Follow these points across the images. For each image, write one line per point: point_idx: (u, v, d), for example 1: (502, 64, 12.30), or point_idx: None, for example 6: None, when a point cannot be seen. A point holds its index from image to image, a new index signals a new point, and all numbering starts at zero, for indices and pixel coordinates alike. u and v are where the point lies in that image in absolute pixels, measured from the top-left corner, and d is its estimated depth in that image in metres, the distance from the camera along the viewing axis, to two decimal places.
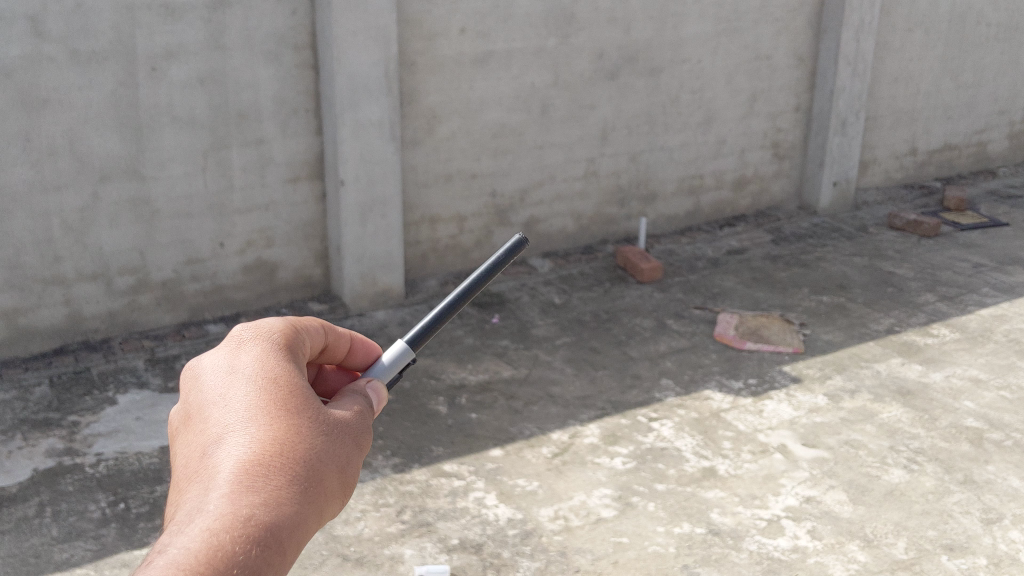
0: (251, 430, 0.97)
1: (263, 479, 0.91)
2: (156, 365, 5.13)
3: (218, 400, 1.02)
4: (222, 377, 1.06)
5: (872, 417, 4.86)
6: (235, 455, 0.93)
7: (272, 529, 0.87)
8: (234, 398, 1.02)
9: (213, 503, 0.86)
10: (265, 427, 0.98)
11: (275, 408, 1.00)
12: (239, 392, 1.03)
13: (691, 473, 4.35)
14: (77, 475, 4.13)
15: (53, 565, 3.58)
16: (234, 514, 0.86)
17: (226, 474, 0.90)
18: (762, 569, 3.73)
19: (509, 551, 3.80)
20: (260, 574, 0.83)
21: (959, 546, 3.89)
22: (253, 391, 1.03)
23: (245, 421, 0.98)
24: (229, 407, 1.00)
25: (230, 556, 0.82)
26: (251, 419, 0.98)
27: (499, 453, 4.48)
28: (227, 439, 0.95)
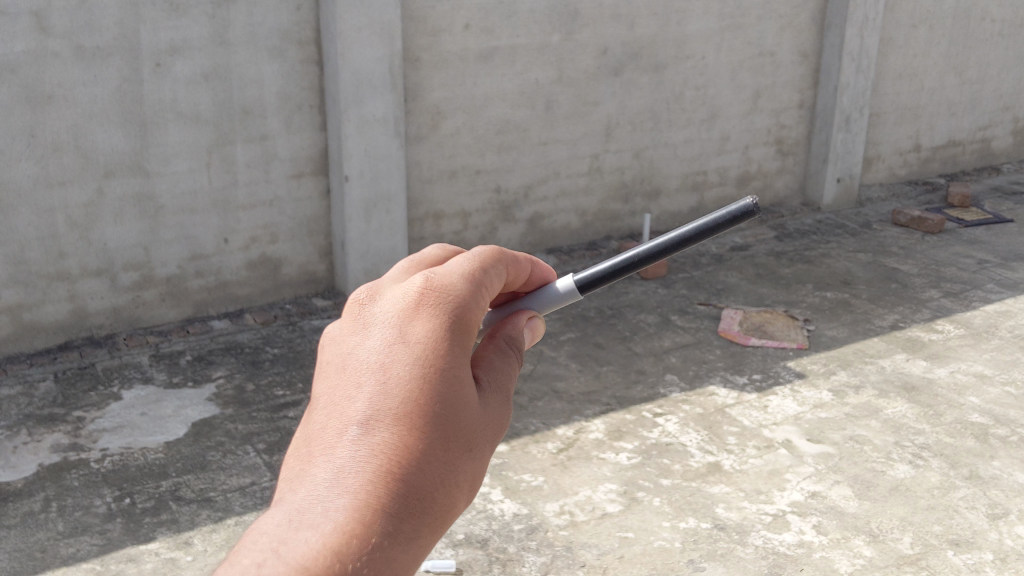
0: (389, 395, 0.99)
1: (405, 429, 0.97)
2: (161, 360, 5.13)
3: (379, 334, 1.05)
4: (398, 296, 1.09)
5: (877, 413, 4.86)
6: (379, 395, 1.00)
7: (395, 507, 0.92)
8: (390, 338, 1.04)
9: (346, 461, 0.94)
10: (406, 386, 1.00)
11: (427, 360, 1.02)
12: (396, 331, 1.04)
13: (696, 468, 4.35)
14: (82, 470, 4.13)
15: (59, 561, 3.57)
16: (338, 534, 0.88)
17: (367, 427, 0.97)
18: (768, 564, 3.72)
19: (515, 546, 3.79)
20: (377, 556, 0.89)
21: (965, 542, 3.88)
22: (424, 328, 1.05)
23: (382, 383, 1.01)
24: (383, 356, 1.03)
25: (347, 545, 0.87)
26: (396, 378, 1.01)
27: (504, 448, 4.48)
28: (378, 382, 1.01)
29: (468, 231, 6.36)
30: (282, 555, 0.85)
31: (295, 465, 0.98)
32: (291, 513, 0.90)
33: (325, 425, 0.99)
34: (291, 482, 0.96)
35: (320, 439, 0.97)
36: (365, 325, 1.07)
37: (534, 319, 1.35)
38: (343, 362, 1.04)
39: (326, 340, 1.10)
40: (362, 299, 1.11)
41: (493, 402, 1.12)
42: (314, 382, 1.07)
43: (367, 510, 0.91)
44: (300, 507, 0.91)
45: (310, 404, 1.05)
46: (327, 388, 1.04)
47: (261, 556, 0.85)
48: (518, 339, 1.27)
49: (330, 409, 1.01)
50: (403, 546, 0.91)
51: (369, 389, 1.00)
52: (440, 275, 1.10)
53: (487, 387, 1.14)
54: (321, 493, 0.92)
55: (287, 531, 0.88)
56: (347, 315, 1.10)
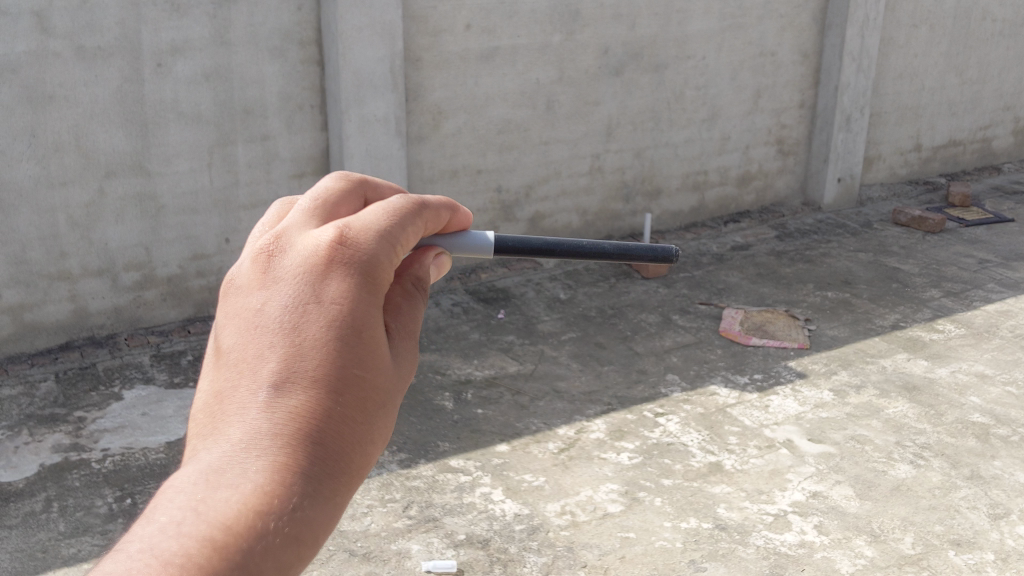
0: (304, 355, 0.99)
1: (319, 390, 0.98)
2: (162, 360, 5.13)
3: (291, 289, 1.03)
4: (308, 248, 1.06)
5: (878, 412, 4.86)
6: (291, 356, 0.99)
7: (309, 472, 0.94)
8: (302, 295, 1.02)
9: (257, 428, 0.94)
10: (321, 346, 0.99)
11: (341, 318, 1.01)
12: (308, 288, 1.02)
13: (697, 468, 4.35)
14: (83, 470, 4.12)
15: (60, 561, 3.56)
16: (257, 497, 0.89)
17: (275, 392, 0.96)
18: (769, 564, 3.72)
19: (516, 547, 3.79)
20: (292, 519, 0.90)
21: (966, 542, 3.88)
22: (339, 284, 1.03)
23: (296, 341, 1.00)
24: (295, 313, 1.01)
25: (264, 509, 0.89)
26: (309, 336, 1.00)
27: (505, 448, 4.48)
28: (288, 340, 1.00)
29: None
30: (201, 513, 0.87)
31: (207, 422, 0.98)
32: (206, 474, 0.91)
33: (236, 383, 0.99)
34: (203, 441, 0.96)
35: (233, 400, 0.97)
36: (274, 278, 1.04)
37: (442, 256, 1.31)
38: (250, 317, 1.02)
39: (230, 287, 1.08)
40: (267, 248, 1.07)
41: (404, 352, 1.12)
42: (217, 333, 1.06)
43: (285, 474, 0.92)
44: (216, 469, 0.91)
45: (216, 357, 1.04)
46: (236, 342, 1.03)
47: (180, 514, 0.86)
48: (424, 280, 1.24)
49: (242, 367, 1.00)
50: (321, 507, 0.93)
51: (279, 346, 0.99)
52: (356, 229, 1.06)
53: (401, 333, 1.13)
54: (240, 456, 0.92)
55: (205, 491, 0.89)
56: (252, 264, 1.07)
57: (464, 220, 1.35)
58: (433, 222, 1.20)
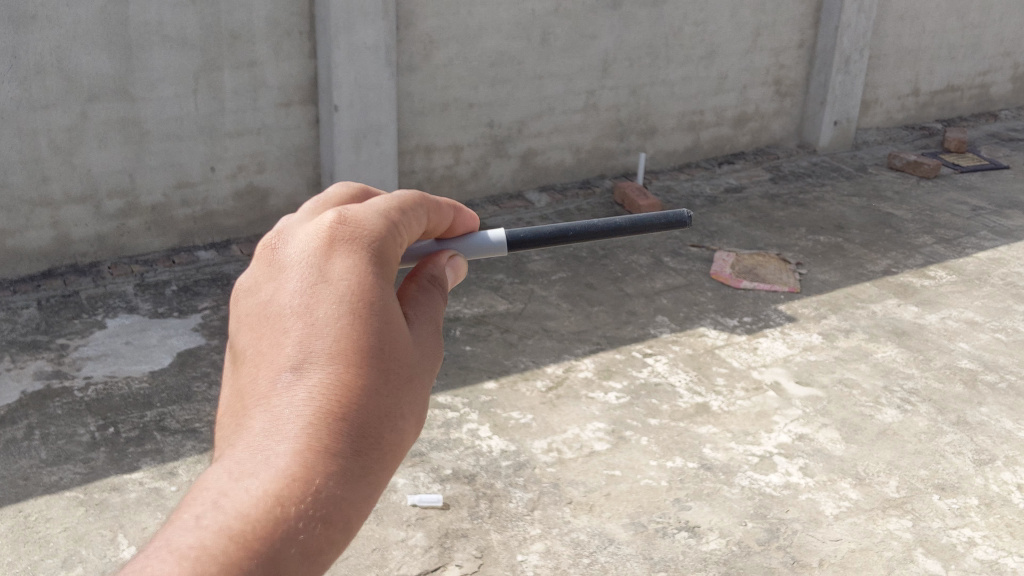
0: (319, 332, 0.90)
1: (341, 364, 0.89)
2: (146, 290, 5.06)
3: (300, 272, 0.95)
4: (310, 231, 0.98)
5: (866, 357, 4.85)
6: (308, 337, 0.90)
7: (337, 450, 0.84)
8: (311, 275, 0.94)
9: (276, 412, 0.85)
10: (334, 322, 0.91)
11: (354, 292, 0.93)
12: (316, 268, 0.95)
13: (684, 409, 4.34)
14: (65, 397, 4.06)
15: (42, 488, 3.51)
16: (280, 481, 0.80)
17: (292, 373, 0.88)
18: (754, 504, 3.73)
19: (502, 482, 3.78)
20: (322, 503, 0.81)
21: (951, 486, 3.89)
22: (346, 261, 0.95)
23: (307, 321, 0.91)
24: (307, 294, 0.93)
25: (289, 495, 0.79)
26: (324, 313, 0.91)
27: (493, 385, 4.46)
28: (301, 320, 0.92)
29: (459, 166, 6.28)
30: (223, 503, 0.78)
31: (226, 426, 0.89)
32: (225, 469, 0.82)
33: (253, 378, 0.90)
34: (220, 441, 0.87)
35: (247, 392, 0.89)
36: (280, 268, 0.98)
37: (455, 259, 1.27)
38: (263, 311, 0.95)
39: (239, 290, 1.00)
40: (270, 243, 1.01)
41: (426, 334, 1.04)
42: (230, 337, 0.99)
43: (310, 453, 0.83)
44: (235, 460, 0.82)
45: (231, 359, 0.97)
46: (247, 338, 0.96)
47: (201, 508, 0.77)
48: (441, 278, 1.18)
49: (258, 360, 0.92)
50: (352, 487, 0.83)
51: (293, 331, 0.91)
52: (355, 210, 1.00)
53: (418, 319, 1.06)
54: (259, 442, 0.83)
55: (225, 483, 0.80)
56: (256, 261, 1.01)
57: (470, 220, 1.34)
58: (434, 211, 1.16)
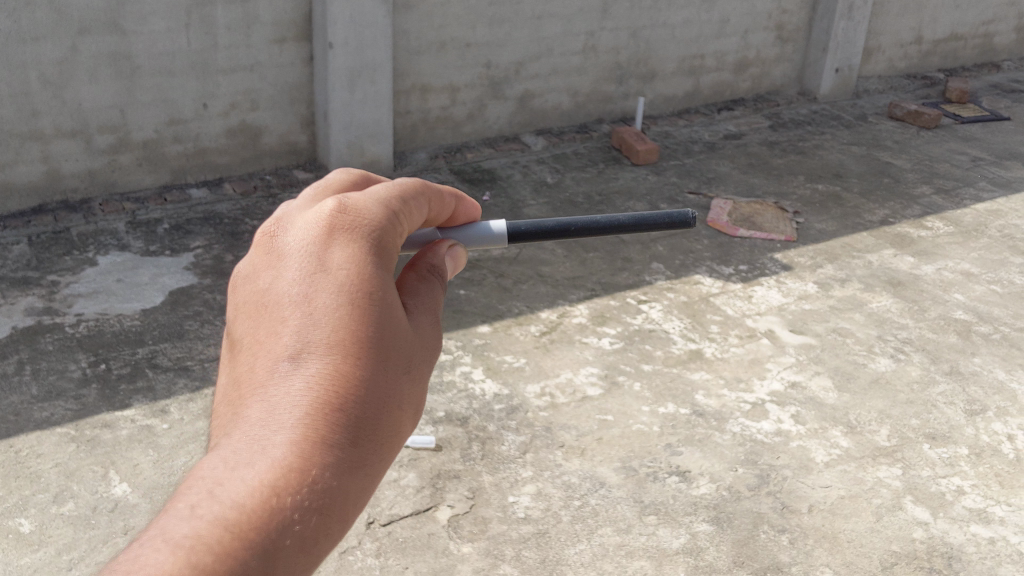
0: (318, 323, 0.91)
1: (339, 356, 0.89)
2: (138, 227, 5.02)
3: (299, 262, 0.96)
4: (310, 220, 0.99)
5: (861, 307, 4.84)
6: (306, 327, 0.91)
7: (333, 441, 0.85)
8: (309, 266, 0.95)
9: (274, 402, 0.86)
10: (333, 313, 0.92)
11: (353, 283, 0.93)
12: (314, 257, 0.95)
13: (677, 356, 4.33)
14: (56, 334, 4.04)
15: (34, 423, 3.49)
16: (276, 471, 0.81)
17: (289, 363, 0.89)
18: (746, 450, 3.74)
19: (495, 425, 3.78)
20: (320, 495, 0.81)
21: (941, 436, 3.91)
22: (345, 250, 0.96)
23: (306, 311, 0.92)
24: (305, 285, 0.94)
25: (287, 485, 0.80)
26: (322, 304, 0.92)
27: (487, 329, 4.43)
28: (299, 310, 0.92)
29: (455, 107, 6.20)
30: (221, 490, 0.79)
31: (224, 416, 0.90)
32: (223, 457, 0.82)
33: (253, 366, 0.91)
34: (219, 429, 0.88)
35: (246, 382, 0.90)
36: (280, 256, 0.98)
37: (456, 248, 1.26)
38: (261, 300, 0.96)
39: (238, 278, 1.01)
40: (270, 230, 1.01)
41: (422, 326, 1.04)
42: (230, 325, 0.99)
43: (307, 444, 0.83)
44: (234, 449, 0.83)
45: (230, 347, 0.97)
46: (247, 327, 0.97)
47: (198, 495, 0.78)
48: (442, 267, 1.17)
49: (257, 350, 0.93)
50: (348, 478, 0.84)
51: (291, 322, 0.92)
52: (356, 198, 1.00)
53: (416, 311, 1.06)
54: (257, 430, 0.84)
55: (223, 471, 0.81)
56: (255, 249, 1.01)
57: (473, 208, 1.34)
58: (437, 199, 1.16)
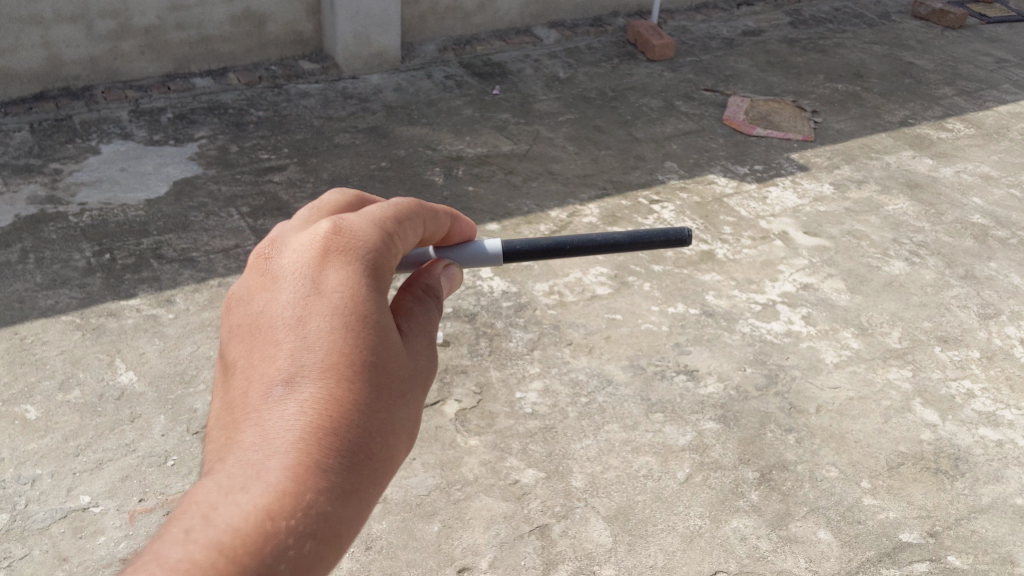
0: (312, 346, 0.92)
1: (333, 379, 0.90)
2: (141, 117, 4.92)
3: (293, 283, 0.97)
4: (303, 242, 1.00)
5: (877, 209, 4.75)
6: (299, 351, 0.92)
7: (328, 464, 0.85)
8: (303, 287, 0.97)
9: (268, 425, 0.87)
10: (325, 336, 0.93)
11: (346, 306, 0.95)
12: (307, 280, 0.97)
13: (689, 256, 4.27)
14: (60, 223, 3.98)
15: (38, 312, 3.46)
16: (273, 494, 0.81)
17: (282, 386, 0.90)
18: (754, 351, 3.71)
19: (503, 322, 3.75)
20: (315, 518, 0.82)
21: (953, 339, 3.87)
22: (338, 274, 0.97)
23: (301, 333, 0.93)
24: (300, 307, 0.95)
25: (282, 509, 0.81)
26: (315, 326, 0.93)
27: (496, 227, 4.36)
28: (293, 333, 0.94)
29: None
30: (214, 519, 0.78)
31: (221, 439, 0.91)
32: (218, 478, 0.83)
33: (248, 390, 0.92)
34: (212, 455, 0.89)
35: (241, 406, 0.91)
36: (274, 280, 1.00)
37: (452, 267, 1.25)
38: (257, 324, 0.97)
39: (234, 300, 1.03)
40: (264, 252, 1.04)
41: (415, 348, 1.05)
42: (227, 348, 1.01)
43: (301, 465, 0.84)
44: (230, 470, 0.84)
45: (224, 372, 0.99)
46: (242, 351, 0.98)
47: (193, 519, 0.78)
48: (436, 287, 1.18)
49: (251, 374, 0.94)
50: (342, 500, 0.85)
51: (286, 346, 0.93)
52: (348, 222, 1.02)
53: (411, 335, 1.06)
54: (253, 453, 0.85)
55: (218, 493, 0.81)
56: (250, 272, 1.03)
57: (468, 229, 1.37)
58: (430, 216, 1.18)
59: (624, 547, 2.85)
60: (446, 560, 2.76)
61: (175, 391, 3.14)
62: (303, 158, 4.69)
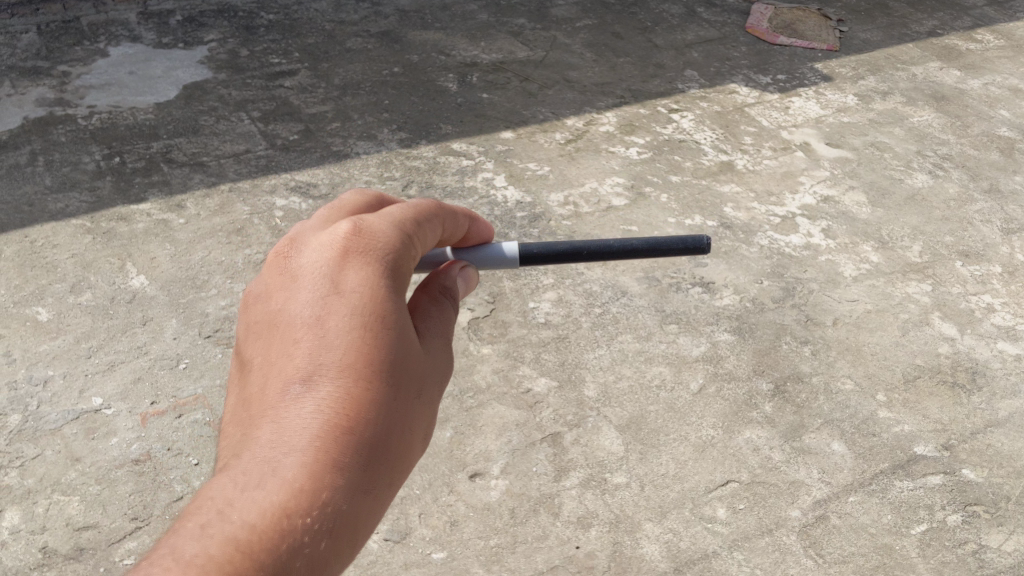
0: (331, 342, 0.88)
1: (353, 378, 0.86)
2: (150, 20, 4.81)
3: (312, 278, 0.93)
4: (325, 237, 0.96)
5: (902, 121, 4.63)
6: (316, 347, 0.88)
7: (347, 465, 0.82)
8: (323, 281, 0.92)
9: (282, 424, 0.84)
10: (346, 333, 0.89)
11: (368, 303, 0.91)
12: (328, 274, 0.93)
13: (707, 168, 4.18)
14: (69, 126, 3.93)
15: (48, 215, 3.43)
16: (286, 503, 0.78)
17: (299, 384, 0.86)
18: (772, 264, 3.65)
19: (517, 233, 3.67)
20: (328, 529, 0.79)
21: (975, 254, 3.80)
22: (360, 270, 0.93)
23: (318, 329, 0.89)
24: (319, 302, 0.91)
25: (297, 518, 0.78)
26: (335, 323, 0.89)
27: (510, 136, 4.26)
28: (310, 328, 0.90)
29: None
30: (228, 515, 0.77)
31: (234, 437, 0.87)
32: (230, 482, 0.80)
33: (263, 388, 0.88)
34: (227, 452, 0.85)
35: (256, 403, 0.87)
36: (292, 277, 0.95)
37: (468, 269, 1.23)
38: (272, 318, 0.93)
39: (250, 294, 0.99)
40: (283, 251, 0.99)
41: (431, 351, 1.01)
42: (241, 341, 0.97)
43: (319, 465, 0.81)
44: (241, 472, 0.81)
45: (241, 366, 0.95)
46: (257, 345, 0.94)
47: (202, 528, 0.76)
48: (452, 289, 1.14)
49: (267, 370, 0.90)
50: (360, 503, 0.82)
51: (302, 342, 0.89)
52: (370, 220, 0.98)
53: (427, 337, 1.03)
54: (267, 454, 0.81)
55: (229, 501, 0.78)
56: (268, 269, 0.99)
57: (485, 230, 1.33)
58: (450, 220, 1.15)
59: (636, 456, 2.84)
60: (458, 466, 2.76)
61: (187, 296, 3.12)
62: (315, 63, 4.59)
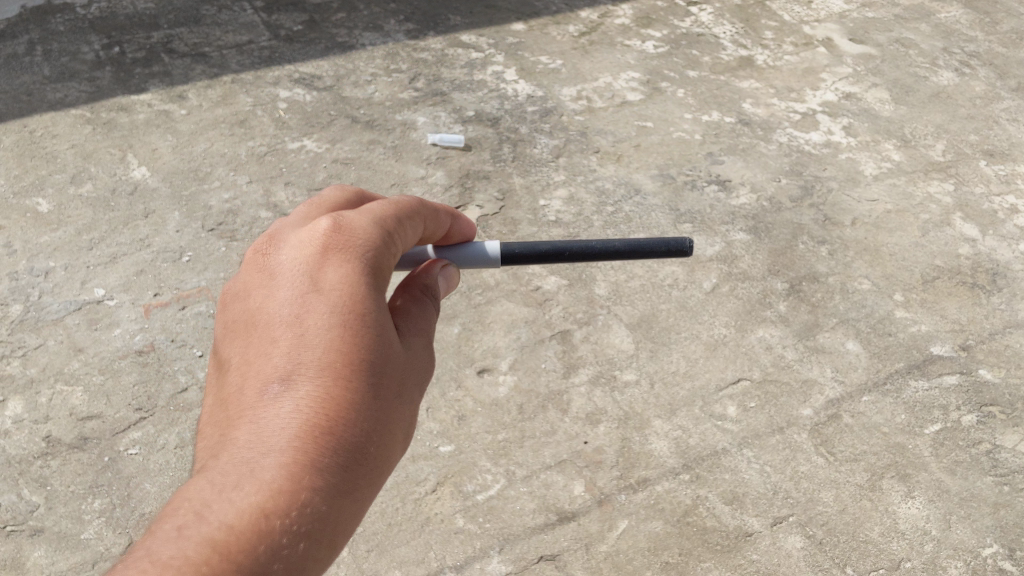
0: (310, 343, 0.97)
1: (328, 378, 0.95)
2: None
3: (291, 279, 1.02)
4: (303, 237, 1.04)
5: (929, 16, 4.46)
6: (293, 348, 0.97)
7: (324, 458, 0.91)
8: (301, 283, 1.01)
9: (261, 424, 0.93)
10: (323, 335, 0.97)
11: (345, 302, 0.99)
12: (306, 275, 1.01)
13: (726, 63, 4.04)
14: (67, 15, 3.80)
15: (47, 105, 3.35)
16: (263, 496, 0.87)
17: (278, 385, 0.95)
18: (791, 162, 3.55)
19: (527, 128, 3.57)
20: (309, 525, 0.88)
21: (1000, 154, 3.69)
22: (339, 267, 1.01)
23: (297, 329, 0.98)
24: (297, 304, 1.00)
25: (275, 510, 0.87)
26: (312, 324, 0.98)
27: (522, 28, 4.11)
28: (288, 330, 0.99)
29: None
30: (205, 516, 0.86)
31: (217, 430, 0.97)
32: (213, 478, 0.90)
33: (243, 388, 0.98)
34: (209, 451, 0.95)
35: (237, 403, 0.97)
36: (270, 277, 1.04)
37: (451, 266, 1.28)
38: (253, 318, 1.03)
39: (230, 294, 1.08)
40: (261, 249, 1.08)
41: (415, 346, 1.08)
42: (223, 340, 1.06)
43: (296, 466, 0.90)
44: (222, 471, 0.90)
45: (222, 365, 1.04)
46: (237, 346, 1.03)
47: (184, 521, 0.86)
48: (436, 285, 1.21)
49: (248, 370, 0.99)
50: (338, 503, 0.91)
51: (280, 344, 0.98)
52: (350, 216, 1.05)
53: (413, 330, 1.10)
54: (248, 455, 0.91)
55: (210, 496, 0.88)
56: (248, 269, 1.08)
57: (468, 228, 1.40)
58: (432, 212, 1.21)
59: (647, 353, 2.80)
60: (466, 361, 2.73)
61: (189, 188, 3.06)
62: None
